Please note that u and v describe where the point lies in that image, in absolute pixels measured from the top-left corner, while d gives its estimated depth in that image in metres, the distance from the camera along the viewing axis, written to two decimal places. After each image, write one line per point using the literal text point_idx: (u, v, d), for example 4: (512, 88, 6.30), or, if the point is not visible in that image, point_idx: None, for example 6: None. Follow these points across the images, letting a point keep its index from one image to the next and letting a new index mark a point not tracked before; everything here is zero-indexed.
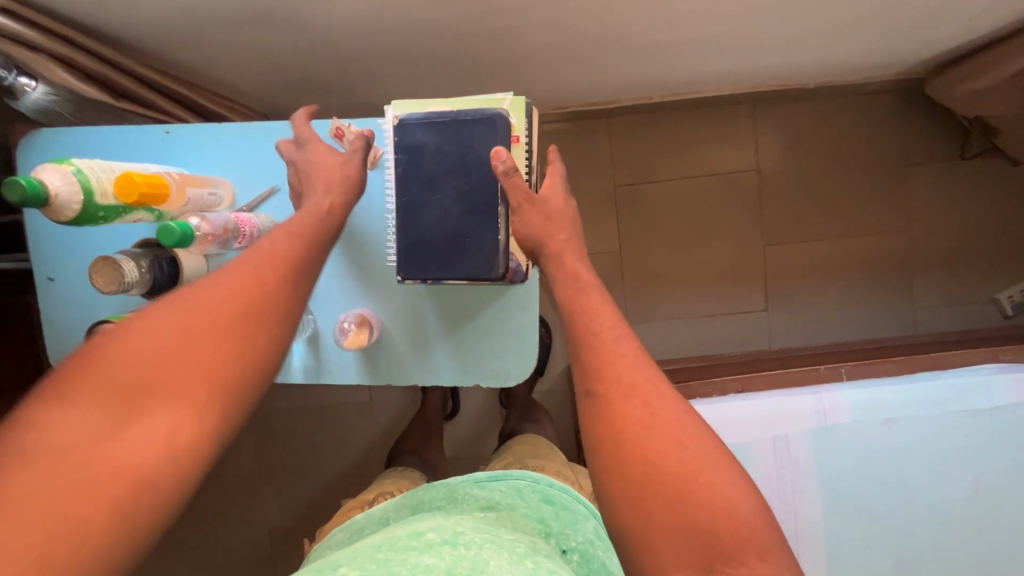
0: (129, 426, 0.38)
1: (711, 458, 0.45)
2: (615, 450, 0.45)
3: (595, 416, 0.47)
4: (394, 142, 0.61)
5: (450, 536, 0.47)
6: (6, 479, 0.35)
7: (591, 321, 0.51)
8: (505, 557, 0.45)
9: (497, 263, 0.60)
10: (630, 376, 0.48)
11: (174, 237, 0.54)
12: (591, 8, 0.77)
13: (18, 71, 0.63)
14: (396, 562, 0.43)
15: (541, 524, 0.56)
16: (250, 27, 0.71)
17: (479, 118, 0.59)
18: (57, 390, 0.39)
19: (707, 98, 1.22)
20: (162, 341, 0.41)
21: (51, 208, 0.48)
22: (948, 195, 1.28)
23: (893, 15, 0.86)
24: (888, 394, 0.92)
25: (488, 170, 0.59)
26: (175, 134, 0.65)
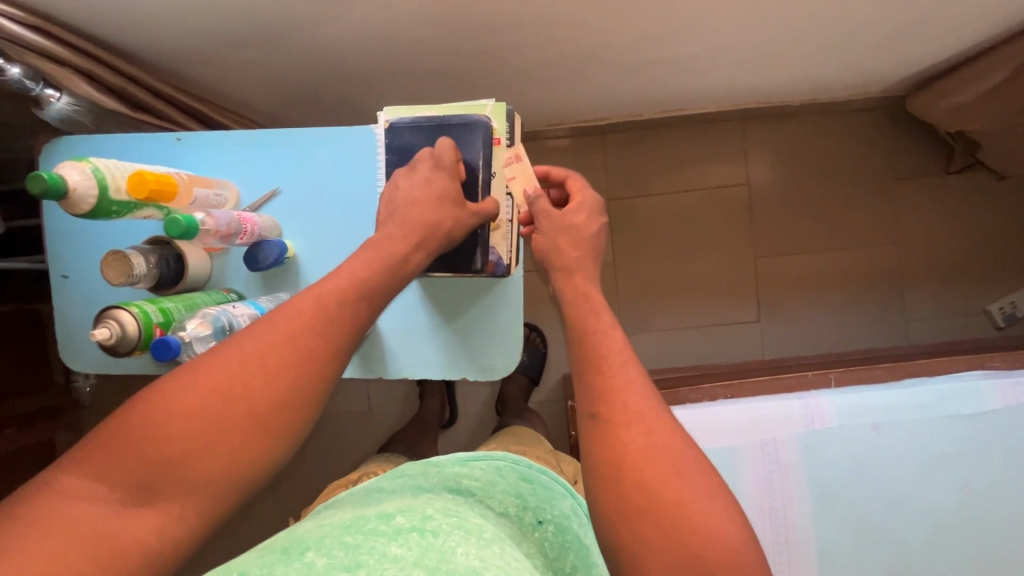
0: (227, 449, 0.43)
1: (707, 489, 0.45)
2: (611, 470, 0.46)
3: (597, 432, 0.48)
4: (385, 144, 0.67)
5: (418, 523, 0.49)
6: (149, 481, 0.42)
7: (600, 346, 0.52)
8: (473, 544, 0.47)
9: (475, 257, 0.67)
10: (636, 403, 0.48)
11: (179, 229, 0.59)
12: (577, 30, 0.83)
13: (45, 83, 0.67)
14: (364, 549, 0.45)
15: (519, 499, 0.62)
16: (259, 46, 0.77)
17: (463, 121, 0.65)
18: (181, 405, 0.43)
19: (697, 115, 1.27)
20: (189, 429, 0.42)
21: (69, 200, 0.52)
22: (935, 209, 1.31)
23: (871, 32, 0.91)
24: (876, 398, 0.93)
25: (471, 172, 0.65)
26: (186, 141, 0.70)
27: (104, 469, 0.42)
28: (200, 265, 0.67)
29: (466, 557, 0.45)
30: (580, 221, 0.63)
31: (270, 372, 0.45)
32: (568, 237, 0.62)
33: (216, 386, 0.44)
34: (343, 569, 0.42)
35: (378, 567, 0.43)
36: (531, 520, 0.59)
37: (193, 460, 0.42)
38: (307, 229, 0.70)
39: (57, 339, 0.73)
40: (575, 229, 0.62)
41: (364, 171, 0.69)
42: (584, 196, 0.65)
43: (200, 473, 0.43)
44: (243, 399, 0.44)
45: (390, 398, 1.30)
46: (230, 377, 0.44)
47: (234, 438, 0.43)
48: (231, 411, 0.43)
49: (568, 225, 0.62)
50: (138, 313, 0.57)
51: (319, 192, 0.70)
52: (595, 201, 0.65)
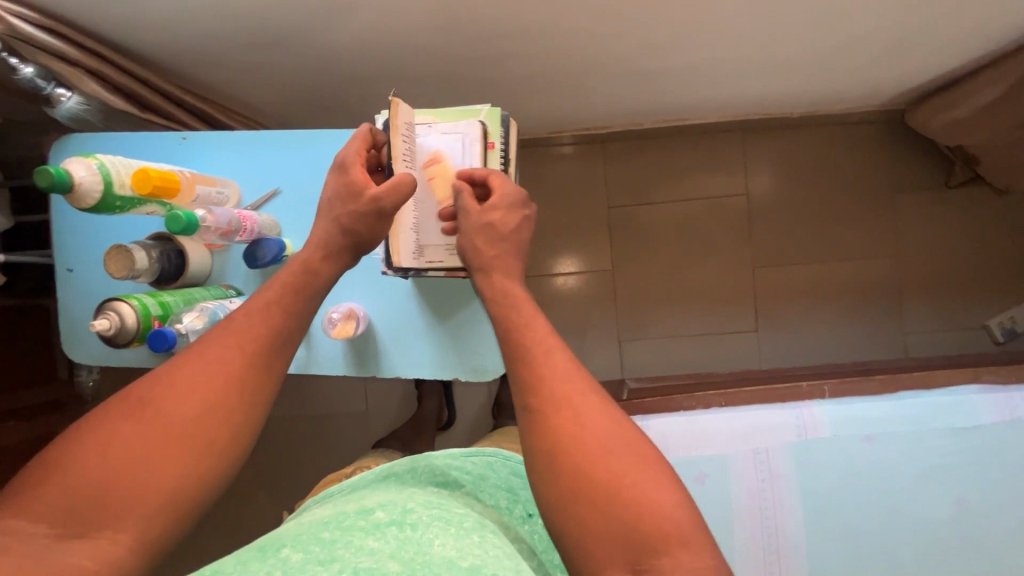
0: (174, 461, 0.46)
1: (638, 461, 0.46)
2: (555, 462, 0.46)
3: (537, 427, 0.48)
4: None
5: (398, 516, 0.50)
6: (94, 508, 0.43)
7: (526, 338, 0.53)
8: (452, 534, 0.49)
9: None
10: (561, 389, 0.49)
11: (180, 225, 0.60)
12: (575, 39, 0.85)
13: (56, 83, 0.70)
14: (341, 543, 0.46)
15: (510, 493, 0.66)
16: (265, 49, 0.79)
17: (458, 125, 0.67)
18: (120, 429, 0.45)
19: (698, 125, 1.28)
20: (123, 457, 0.44)
21: (75, 194, 0.53)
22: (935, 223, 1.31)
23: (870, 45, 0.92)
24: (869, 409, 0.93)
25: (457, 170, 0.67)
26: (191, 140, 0.72)
27: (44, 503, 0.42)
28: (200, 262, 0.69)
29: (443, 548, 0.46)
30: (497, 219, 0.61)
31: (207, 384, 0.49)
32: (486, 236, 0.61)
33: (155, 405, 0.47)
34: (318, 563, 0.44)
35: (354, 559, 0.44)
36: (521, 513, 0.64)
37: (129, 485, 0.44)
38: (305, 228, 0.72)
39: (60, 331, 0.74)
40: (491, 229, 0.61)
41: None
42: (503, 190, 0.62)
43: (138, 497, 0.44)
44: (181, 420, 0.47)
45: (387, 399, 1.31)
46: (162, 404, 0.47)
47: (170, 458, 0.46)
48: (172, 426, 0.46)
49: (486, 224, 0.61)
50: (138, 305, 0.58)
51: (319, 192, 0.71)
52: (511, 195, 0.62)
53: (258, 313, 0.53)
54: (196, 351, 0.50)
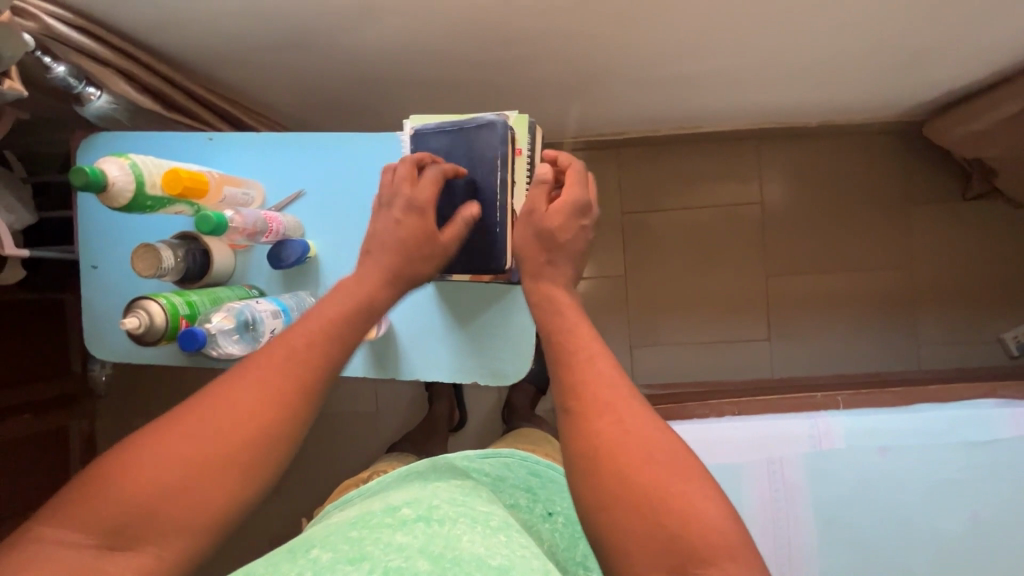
0: (211, 484, 0.46)
1: (682, 469, 0.46)
2: (600, 462, 0.47)
3: (581, 428, 0.49)
4: (411, 150, 0.69)
5: (424, 512, 0.51)
6: (135, 524, 0.44)
7: (565, 345, 0.55)
8: (479, 533, 0.49)
9: (497, 257, 0.67)
10: (604, 395, 0.50)
11: (210, 226, 0.60)
12: (597, 45, 0.85)
13: (87, 82, 0.70)
14: (369, 541, 0.47)
15: (529, 493, 0.69)
16: (291, 51, 0.80)
17: (485, 125, 0.66)
18: (163, 447, 0.46)
19: (712, 133, 1.29)
20: (162, 472, 0.45)
21: (108, 194, 0.54)
22: (950, 235, 1.30)
23: (891, 54, 0.92)
24: (884, 421, 0.93)
25: (490, 169, 0.66)
26: (218, 141, 0.72)
27: (89, 516, 0.44)
28: (224, 262, 0.69)
29: (471, 544, 0.47)
30: (556, 226, 0.62)
31: (247, 408, 0.48)
32: (540, 241, 0.62)
33: (198, 425, 0.47)
34: (347, 562, 0.44)
35: (383, 556, 0.44)
36: (542, 512, 0.66)
37: (166, 501, 0.45)
38: (328, 230, 0.72)
39: (84, 327, 0.75)
40: (547, 237, 0.62)
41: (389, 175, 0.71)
42: (569, 196, 0.63)
43: (179, 516, 0.45)
44: (222, 444, 0.47)
45: (397, 401, 1.31)
46: (202, 423, 0.47)
47: (205, 478, 0.46)
48: (211, 449, 0.46)
49: (543, 226, 0.62)
50: (166, 304, 0.59)
51: (343, 194, 0.72)
52: (578, 202, 0.63)
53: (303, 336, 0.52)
54: (241, 374, 0.49)
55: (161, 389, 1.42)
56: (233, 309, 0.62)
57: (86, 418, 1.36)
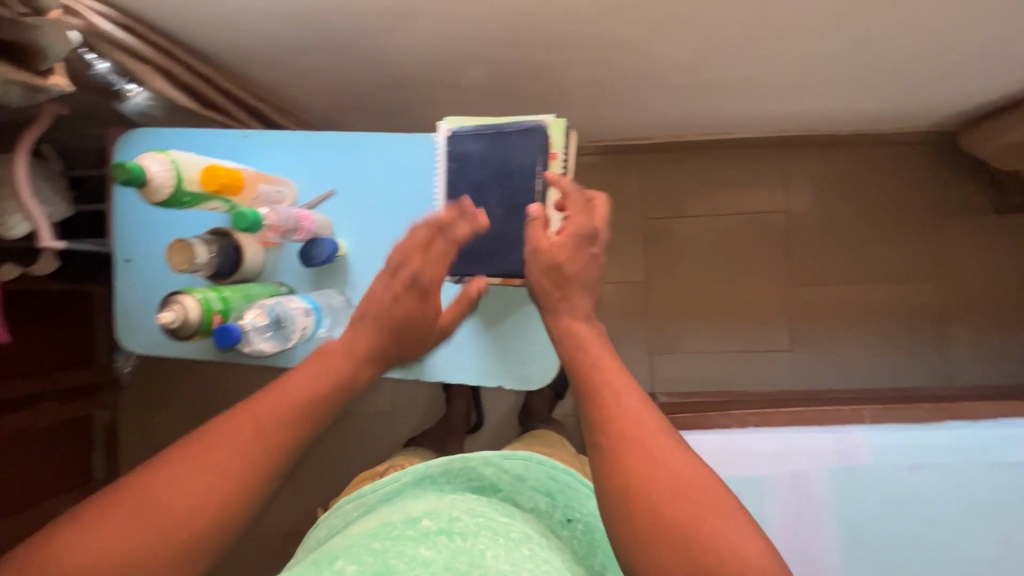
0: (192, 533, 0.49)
1: (715, 504, 0.46)
2: (628, 490, 0.48)
3: (609, 465, 0.50)
4: (445, 151, 0.70)
5: (445, 524, 0.52)
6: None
7: (593, 378, 0.56)
8: (501, 547, 0.51)
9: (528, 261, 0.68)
10: (632, 431, 0.51)
11: (246, 222, 0.61)
12: (627, 50, 0.84)
13: (128, 79, 0.72)
14: (394, 553, 0.48)
15: (547, 498, 0.68)
16: (324, 52, 0.81)
17: (521, 131, 0.68)
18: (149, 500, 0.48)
19: (738, 139, 1.27)
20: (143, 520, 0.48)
21: (148, 189, 0.54)
22: (984, 248, 1.26)
23: (926, 63, 0.90)
24: (915, 438, 0.90)
25: (529, 175, 0.68)
26: (252, 139, 0.73)
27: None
28: (257, 259, 0.70)
29: (495, 562, 0.49)
30: (564, 260, 0.63)
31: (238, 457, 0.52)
32: (550, 277, 0.64)
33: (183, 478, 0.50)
34: None
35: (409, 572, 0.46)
36: (560, 519, 0.66)
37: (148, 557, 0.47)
38: (358, 230, 0.72)
39: (116, 319, 0.76)
40: (557, 270, 0.63)
41: (422, 176, 0.71)
42: (576, 223, 0.64)
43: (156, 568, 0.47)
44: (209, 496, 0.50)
45: (414, 401, 1.31)
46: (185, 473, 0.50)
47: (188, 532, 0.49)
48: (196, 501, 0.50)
49: (554, 259, 0.63)
50: (201, 299, 0.60)
51: (374, 195, 0.72)
52: (585, 232, 0.63)
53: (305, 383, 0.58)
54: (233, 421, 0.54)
55: (182, 382, 1.44)
56: (264, 307, 0.63)
57: (108, 408, 1.39)
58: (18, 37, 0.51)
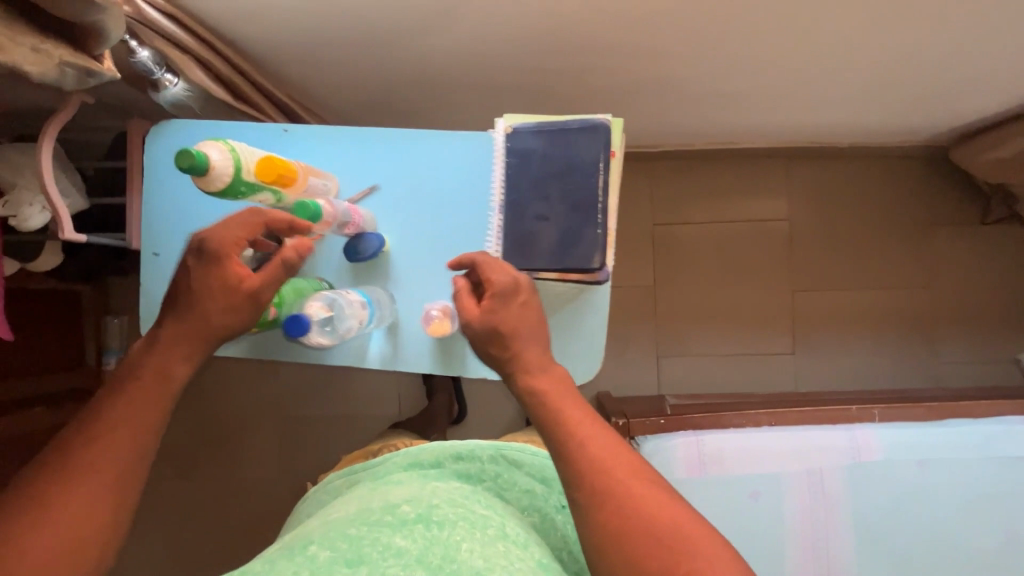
0: (84, 479, 0.48)
1: (695, 544, 0.46)
2: (616, 556, 0.47)
3: (586, 522, 0.49)
4: (505, 148, 0.69)
5: (424, 513, 0.58)
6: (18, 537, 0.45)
7: (556, 421, 0.53)
8: (477, 540, 0.56)
9: (594, 256, 0.65)
10: (601, 482, 0.49)
11: (307, 213, 0.62)
12: (653, 57, 0.87)
13: (166, 68, 0.70)
14: (368, 541, 0.53)
15: (541, 482, 0.74)
16: (360, 48, 0.81)
17: (585, 128, 0.66)
18: (48, 479, 0.47)
19: (743, 149, 1.32)
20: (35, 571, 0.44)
21: (207, 178, 0.53)
22: (970, 257, 1.34)
23: (930, 79, 0.96)
24: (922, 435, 0.94)
25: (592, 172, 0.66)
26: (294, 134, 0.72)
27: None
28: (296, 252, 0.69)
29: (469, 553, 0.53)
30: (501, 319, 0.59)
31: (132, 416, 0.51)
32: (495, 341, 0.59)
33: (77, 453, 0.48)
34: (344, 564, 0.51)
35: (382, 561, 0.51)
36: (555, 504, 0.72)
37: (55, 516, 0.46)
38: (405, 224, 0.72)
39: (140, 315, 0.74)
40: (495, 332, 0.58)
41: (471, 173, 0.70)
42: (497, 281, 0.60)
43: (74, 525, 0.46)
44: (100, 448, 0.49)
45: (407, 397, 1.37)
46: (88, 479, 0.48)
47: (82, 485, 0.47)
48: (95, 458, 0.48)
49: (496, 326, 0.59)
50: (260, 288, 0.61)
51: (419, 191, 0.71)
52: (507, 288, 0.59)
53: (172, 332, 0.55)
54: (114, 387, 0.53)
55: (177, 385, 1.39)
56: (352, 307, 0.65)
57: None
58: (90, 17, 0.49)
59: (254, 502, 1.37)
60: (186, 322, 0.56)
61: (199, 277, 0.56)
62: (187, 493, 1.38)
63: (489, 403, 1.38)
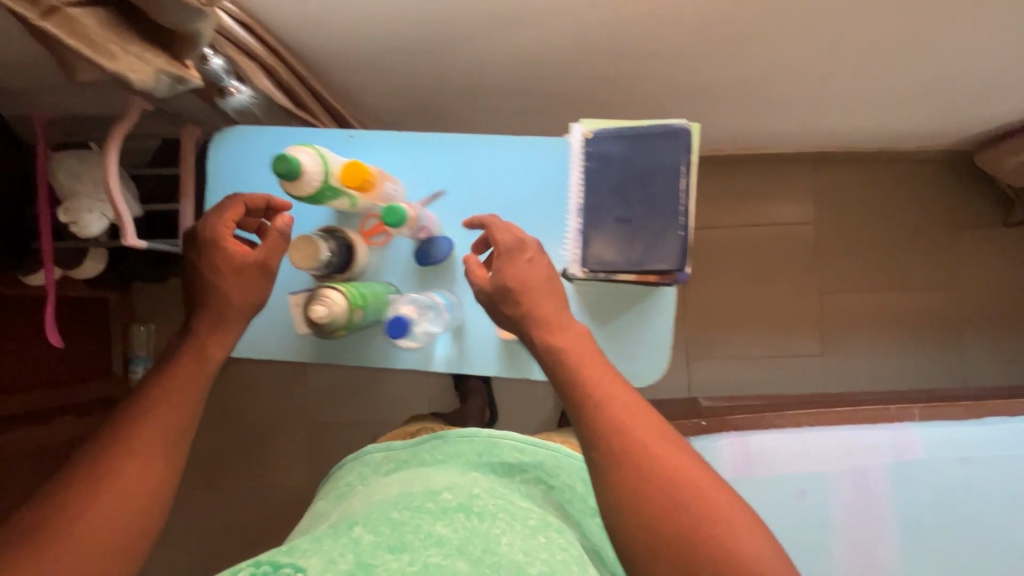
0: (141, 458, 0.53)
1: (713, 498, 0.49)
2: (634, 509, 0.49)
3: (606, 475, 0.51)
4: (584, 151, 0.69)
5: (465, 503, 0.60)
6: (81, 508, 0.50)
7: (576, 381, 0.55)
8: (517, 533, 0.57)
9: (676, 257, 0.66)
10: (621, 439, 0.51)
11: (394, 218, 0.63)
12: (696, 64, 0.89)
13: (234, 76, 0.71)
14: (411, 528, 0.56)
15: (578, 485, 0.75)
16: (415, 55, 0.82)
17: (667, 132, 0.67)
18: (110, 456, 0.52)
19: (770, 154, 1.34)
20: (93, 537, 0.49)
21: (299, 184, 0.55)
22: (994, 259, 1.36)
23: (962, 85, 0.98)
24: (965, 433, 0.95)
25: (672, 176, 0.67)
26: (359, 138, 0.72)
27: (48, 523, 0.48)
28: (364, 258, 0.70)
29: (509, 547, 0.55)
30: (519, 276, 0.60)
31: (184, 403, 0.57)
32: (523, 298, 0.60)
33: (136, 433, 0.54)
34: (390, 551, 0.54)
35: (424, 549, 0.54)
36: (586, 508, 0.74)
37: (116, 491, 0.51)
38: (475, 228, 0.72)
39: None
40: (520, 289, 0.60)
41: (538, 177, 0.71)
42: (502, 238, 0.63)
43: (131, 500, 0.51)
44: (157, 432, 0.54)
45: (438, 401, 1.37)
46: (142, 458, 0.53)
47: (139, 463, 0.53)
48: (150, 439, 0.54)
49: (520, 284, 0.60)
50: (346, 293, 0.60)
51: (488, 196, 0.71)
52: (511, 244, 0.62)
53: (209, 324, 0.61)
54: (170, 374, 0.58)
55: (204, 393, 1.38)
56: (441, 311, 0.70)
57: None
58: (194, 26, 0.49)
59: (283, 510, 1.37)
60: (209, 305, 0.61)
61: (205, 264, 0.62)
62: (214, 500, 1.37)
63: (521, 406, 1.39)
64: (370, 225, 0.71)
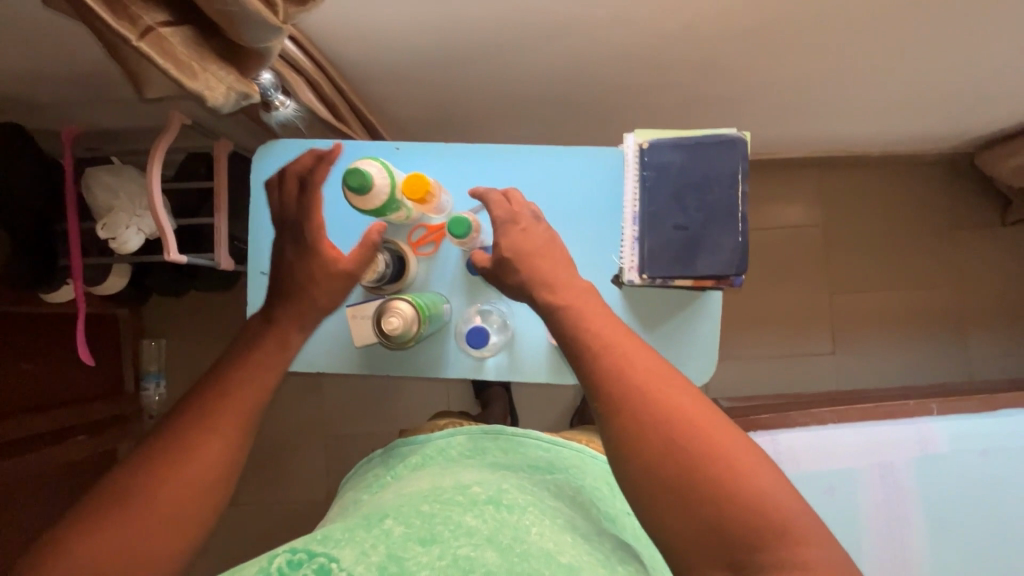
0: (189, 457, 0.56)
1: (732, 450, 0.49)
2: (650, 458, 0.49)
3: (621, 426, 0.51)
4: (640, 161, 0.71)
5: (495, 497, 0.61)
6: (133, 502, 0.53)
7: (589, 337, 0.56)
8: (544, 526, 0.59)
9: (736, 262, 0.67)
10: (634, 388, 0.52)
11: (458, 228, 0.64)
12: (721, 74, 0.92)
13: (280, 90, 0.73)
14: (440, 519, 0.56)
15: (607, 485, 0.75)
16: (452, 67, 0.83)
17: (722, 141, 0.69)
18: (162, 456, 0.56)
19: (778, 159, 1.38)
20: (139, 529, 0.52)
21: (369, 195, 0.57)
22: (994, 257, 1.42)
23: (967, 93, 1.03)
24: (984, 425, 0.99)
25: (729, 184, 0.69)
26: (405, 150, 0.74)
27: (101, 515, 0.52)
28: (413, 268, 0.72)
29: (537, 537, 0.57)
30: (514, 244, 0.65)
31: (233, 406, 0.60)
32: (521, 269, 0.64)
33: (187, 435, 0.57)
34: (420, 542, 0.53)
35: (455, 539, 0.54)
36: (620, 510, 0.72)
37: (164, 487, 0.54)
38: None
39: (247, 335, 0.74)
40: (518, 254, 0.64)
41: (580, 186, 0.74)
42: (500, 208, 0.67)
43: (177, 496, 0.54)
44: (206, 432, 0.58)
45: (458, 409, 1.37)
46: (191, 459, 0.56)
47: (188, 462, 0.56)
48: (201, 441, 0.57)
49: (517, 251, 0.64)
50: (413, 302, 0.61)
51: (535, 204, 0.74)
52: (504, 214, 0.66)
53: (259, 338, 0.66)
54: (218, 378, 0.62)
55: None
56: (499, 319, 0.72)
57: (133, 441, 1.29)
58: (263, 42, 0.49)
59: (302, 524, 1.35)
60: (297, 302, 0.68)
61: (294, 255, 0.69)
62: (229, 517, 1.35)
63: (542, 411, 1.40)
64: (418, 235, 0.72)
